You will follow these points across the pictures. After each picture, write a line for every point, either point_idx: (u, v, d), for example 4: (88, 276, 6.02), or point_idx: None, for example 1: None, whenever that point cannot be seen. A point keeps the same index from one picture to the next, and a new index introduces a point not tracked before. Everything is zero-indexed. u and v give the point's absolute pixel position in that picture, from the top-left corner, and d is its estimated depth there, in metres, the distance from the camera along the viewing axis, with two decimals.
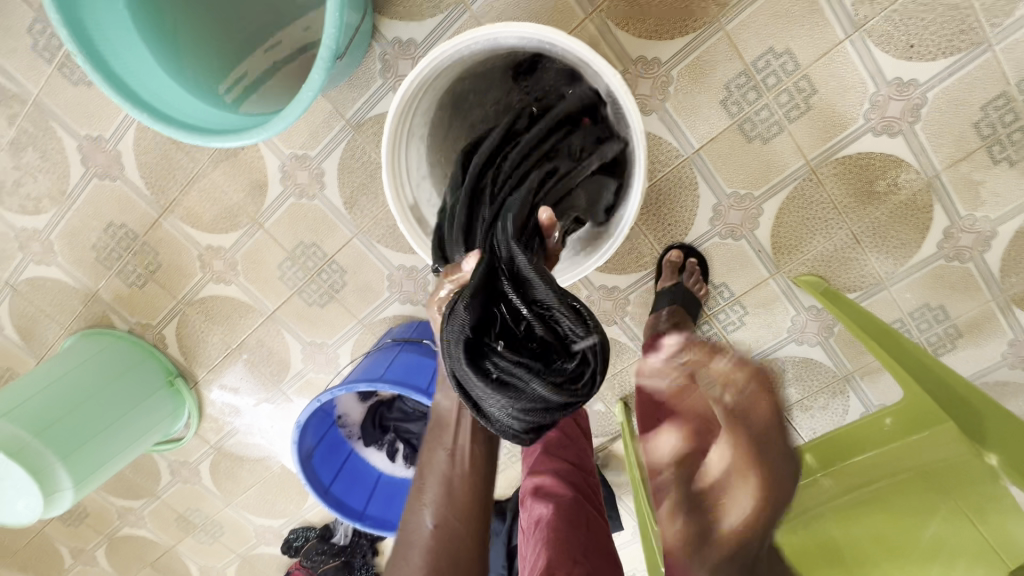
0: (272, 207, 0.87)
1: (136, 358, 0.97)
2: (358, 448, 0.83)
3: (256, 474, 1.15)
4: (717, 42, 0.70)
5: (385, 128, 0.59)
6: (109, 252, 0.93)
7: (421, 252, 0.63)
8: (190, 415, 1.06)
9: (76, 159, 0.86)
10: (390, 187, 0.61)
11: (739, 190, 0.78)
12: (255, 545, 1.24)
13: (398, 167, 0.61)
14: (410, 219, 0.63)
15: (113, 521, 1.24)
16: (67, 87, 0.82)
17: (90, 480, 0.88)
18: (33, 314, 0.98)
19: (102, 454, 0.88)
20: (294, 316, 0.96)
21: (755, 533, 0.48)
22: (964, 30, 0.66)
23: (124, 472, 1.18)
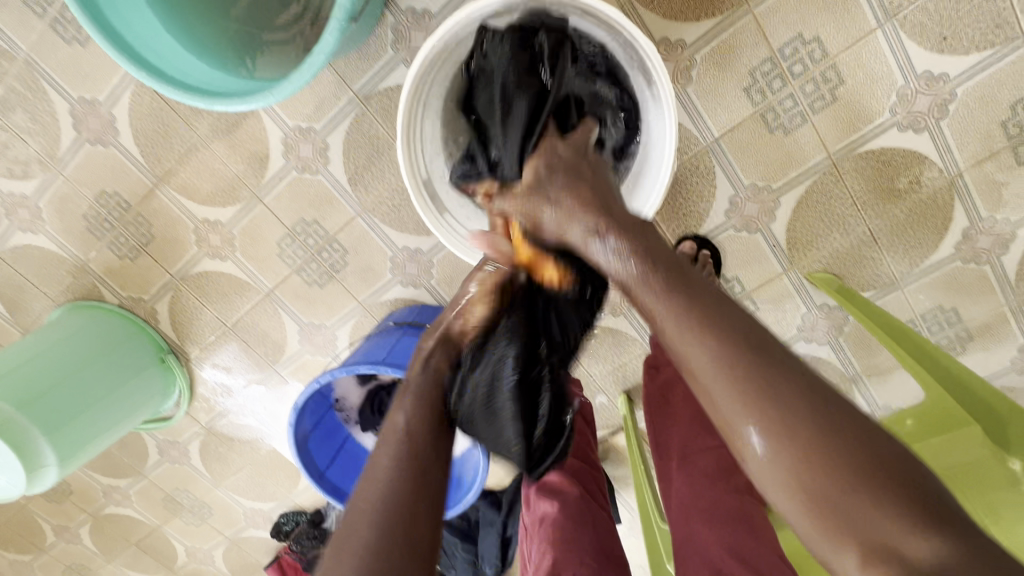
0: (273, 182, 0.84)
1: (126, 333, 0.94)
2: (355, 433, 0.81)
3: (247, 456, 1.12)
4: (745, 26, 0.68)
5: (401, 97, 0.56)
6: (100, 222, 0.90)
7: (433, 230, 0.61)
8: (181, 393, 1.03)
9: (68, 123, 0.82)
10: (404, 160, 0.58)
11: (756, 182, 0.76)
12: (244, 528, 1.22)
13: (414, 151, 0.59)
14: (424, 195, 0.61)
15: (98, 500, 1.21)
16: (61, 46, 0.78)
17: (76, 457, 0.85)
18: (18, 284, 0.94)
19: (90, 430, 0.85)
20: (292, 296, 0.93)
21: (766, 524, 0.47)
22: (999, 24, 0.64)
23: (111, 450, 1.15)
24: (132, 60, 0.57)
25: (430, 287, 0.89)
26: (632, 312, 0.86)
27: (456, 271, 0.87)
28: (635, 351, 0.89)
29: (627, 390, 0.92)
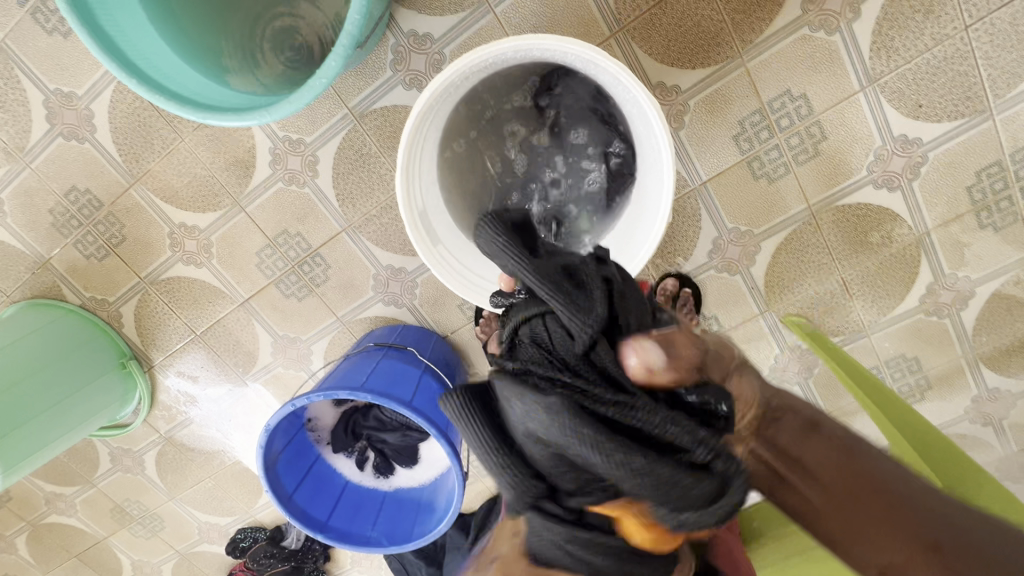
0: (257, 191, 0.82)
1: (86, 336, 0.90)
2: (325, 454, 0.79)
3: (207, 468, 1.08)
4: (737, 79, 0.70)
5: (402, 130, 0.55)
6: (68, 219, 0.85)
7: (430, 265, 0.60)
8: (140, 401, 0.98)
9: (42, 115, 0.78)
10: (402, 192, 0.57)
11: (740, 226, 0.78)
12: (196, 543, 1.17)
13: (414, 190, 0.59)
14: (420, 227, 0.60)
15: (40, 507, 1.14)
16: (42, 36, 0.75)
17: (22, 467, 0.80)
18: None
19: (39, 438, 0.81)
20: (268, 307, 0.90)
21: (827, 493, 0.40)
22: (970, 97, 0.68)
23: (57, 456, 1.08)
24: (121, 65, 0.55)
25: (413, 307, 0.88)
26: None
27: (440, 292, 0.86)
28: None
29: None
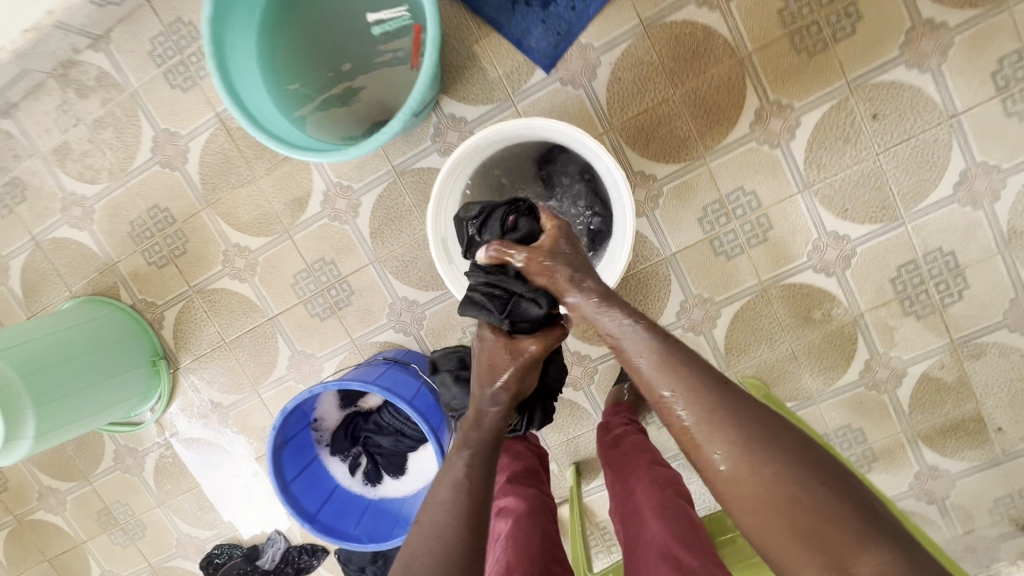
0: (305, 224, 0.98)
1: (129, 332, 1.02)
2: (323, 454, 0.87)
3: (201, 476, 1.13)
4: (701, 173, 0.89)
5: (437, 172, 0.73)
6: (143, 231, 1.02)
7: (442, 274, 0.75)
8: (159, 399, 1.07)
9: (148, 146, 0.98)
10: (430, 219, 0.74)
11: (704, 293, 0.93)
12: (171, 557, 1.18)
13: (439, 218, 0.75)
14: (441, 248, 0.75)
15: (32, 501, 1.19)
16: (164, 88, 0.96)
17: (48, 439, 0.88)
18: (50, 272, 1.05)
19: (69, 414, 0.90)
20: (293, 324, 1.03)
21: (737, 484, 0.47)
22: (886, 207, 0.86)
23: (64, 449, 1.15)
24: None
25: (419, 336, 1.00)
26: (590, 387, 0.99)
27: (445, 325, 0.99)
28: (588, 424, 1.00)
29: (577, 461, 1.02)
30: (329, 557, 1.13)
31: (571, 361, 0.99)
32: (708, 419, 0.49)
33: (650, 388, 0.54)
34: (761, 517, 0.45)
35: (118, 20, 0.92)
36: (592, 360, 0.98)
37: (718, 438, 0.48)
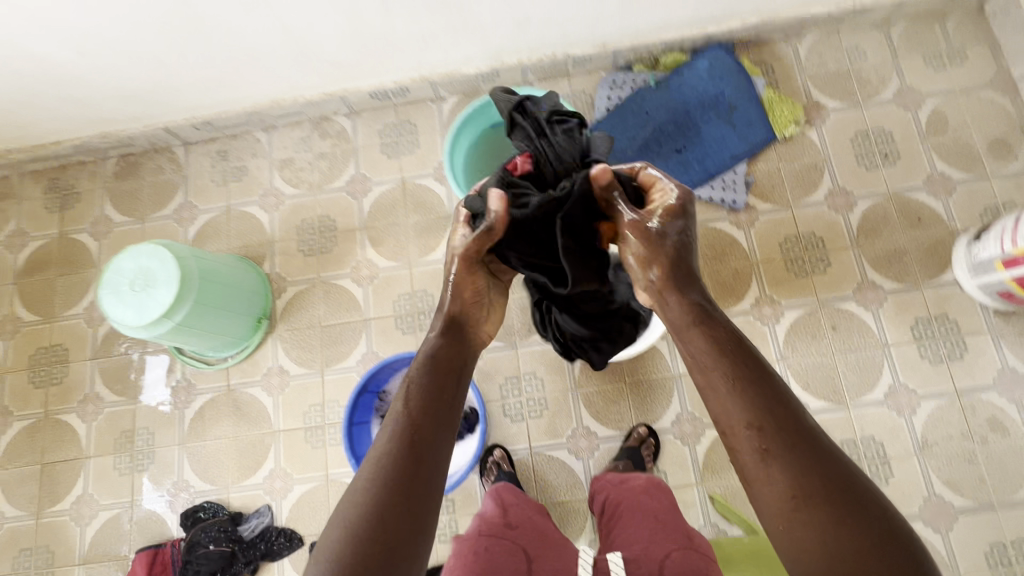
0: (425, 264, 1.33)
1: (258, 290, 1.30)
2: (375, 421, 1.07)
3: (233, 429, 1.27)
4: None
5: None
6: (308, 227, 1.38)
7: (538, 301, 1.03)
8: (243, 349, 1.30)
9: (345, 179, 1.40)
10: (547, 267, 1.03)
11: (696, 412, 1.20)
12: (156, 499, 1.24)
13: None
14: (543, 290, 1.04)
15: (73, 401, 1.31)
16: (375, 150, 1.41)
17: (177, 333, 1.11)
18: (226, 231, 1.39)
19: (201, 323, 1.14)
20: (379, 330, 1.30)
21: (779, 503, 0.53)
22: (836, 392, 1.18)
23: (134, 366, 1.32)
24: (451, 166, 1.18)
25: None
26: (589, 459, 1.19)
27: (494, 369, 1.25)
28: (578, 492, 1.18)
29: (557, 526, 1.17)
30: (301, 550, 1.19)
31: (580, 433, 1.21)
32: (781, 455, 0.54)
33: (721, 409, 0.58)
34: (802, 548, 0.52)
35: (372, 108, 1.42)
36: (598, 438, 1.20)
37: (778, 469, 0.54)
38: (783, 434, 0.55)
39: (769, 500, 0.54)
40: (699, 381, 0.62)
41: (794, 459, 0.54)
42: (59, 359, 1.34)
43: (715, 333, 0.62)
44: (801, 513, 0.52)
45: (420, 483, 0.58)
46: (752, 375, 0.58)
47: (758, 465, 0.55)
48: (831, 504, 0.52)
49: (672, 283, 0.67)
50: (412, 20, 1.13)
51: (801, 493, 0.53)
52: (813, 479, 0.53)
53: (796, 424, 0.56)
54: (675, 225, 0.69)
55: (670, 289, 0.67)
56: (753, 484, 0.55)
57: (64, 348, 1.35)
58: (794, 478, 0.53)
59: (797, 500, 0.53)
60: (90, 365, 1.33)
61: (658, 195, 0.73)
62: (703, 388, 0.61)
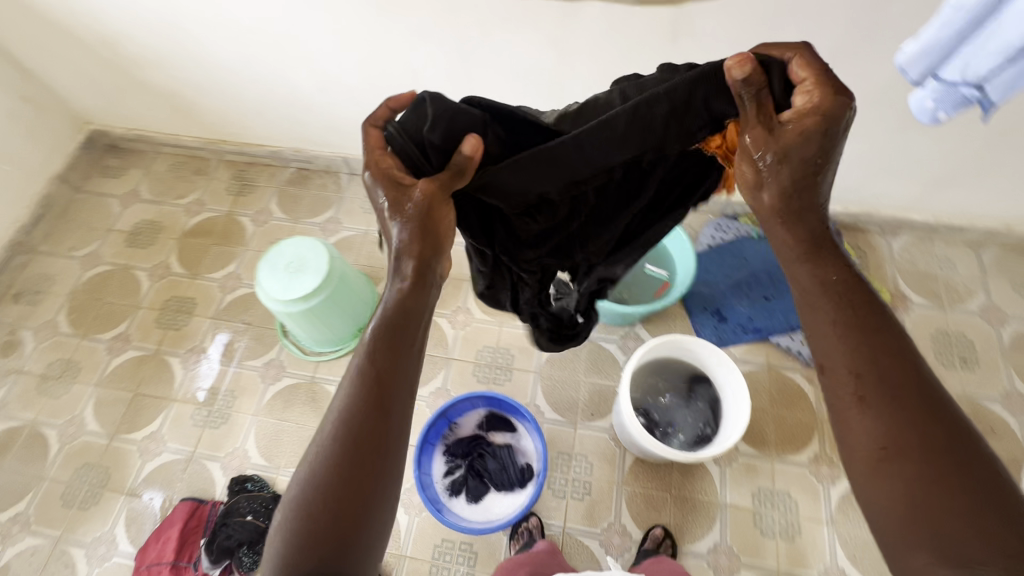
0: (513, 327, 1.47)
1: (370, 305, 1.47)
2: (439, 446, 1.17)
3: (302, 417, 1.38)
4: (767, 465, 1.27)
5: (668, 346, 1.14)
6: None
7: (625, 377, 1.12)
8: (338, 350, 1.44)
9: None
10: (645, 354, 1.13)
11: (734, 547, 1.20)
12: (214, 458, 1.34)
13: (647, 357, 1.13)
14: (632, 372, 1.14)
15: (182, 349, 1.48)
16: None
17: (303, 316, 1.28)
18: (359, 250, 1.62)
19: (323, 314, 1.31)
20: (457, 371, 1.42)
21: (865, 448, 0.51)
22: None
23: (242, 335, 1.49)
24: None
25: None
26: (618, 558, 1.19)
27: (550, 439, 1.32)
28: None
29: None
30: None
31: (615, 530, 1.23)
32: (881, 403, 0.51)
33: (822, 350, 0.54)
34: (882, 494, 0.50)
35: None
36: (631, 539, 1.21)
37: (872, 416, 0.51)
38: (886, 389, 0.51)
39: (860, 438, 0.51)
40: (801, 317, 0.56)
41: (888, 413, 0.50)
42: (186, 309, 1.54)
43: (828, 270, 0.55)
44: (890, 457, 0.50)
45: (372, 454, 0.57)
46: (863, 322, 0.53)
47: (849, 413, 0.52)
48: (930, 459, 0.48)
49: (779, 212, 0.56)
50: None
51: (897, 442, 0.49)
52: (909, 436, 0.49)
53: (906, 377, 0.51)
54: (824, 131, 0.54)
55: (772, 217, 0.57)
56: (842, 423, 0.53)
57: (194, 302, 1.55)
58: (885, 426, 0.50)
59: (891, 450, 0.49)
60: (208, 323, 1.52)
61: (802, 97, 0.54)
62: (805, 326, 0.56)
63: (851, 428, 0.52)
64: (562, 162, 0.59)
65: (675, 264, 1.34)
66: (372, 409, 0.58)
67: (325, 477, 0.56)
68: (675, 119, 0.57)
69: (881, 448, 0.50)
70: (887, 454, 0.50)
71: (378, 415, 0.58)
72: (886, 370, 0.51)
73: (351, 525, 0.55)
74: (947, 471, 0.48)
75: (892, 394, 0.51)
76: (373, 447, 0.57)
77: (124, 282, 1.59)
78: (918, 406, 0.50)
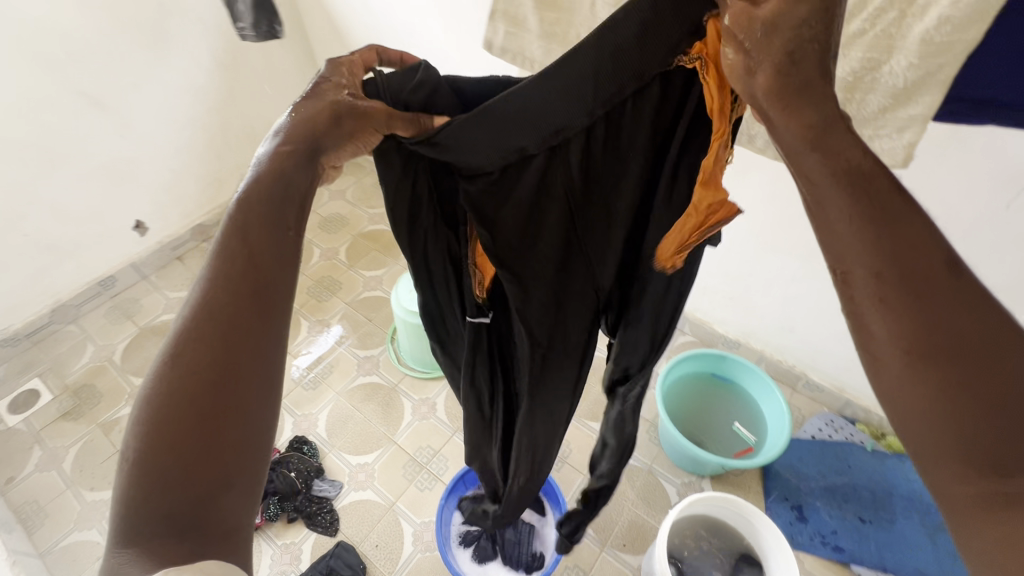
0: (583, 424, 1.49)
1: None
2: (470, 493, 1.22)
3: (371, 413, 1.51)
4: None
5: (731, 498, 1.08)
6: None
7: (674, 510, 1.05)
8: (426, 373, 1.57)
9: None
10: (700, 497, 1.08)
11: None
12: (292, 413, 1.52)
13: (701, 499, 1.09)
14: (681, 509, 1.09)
15: (314, 317, 1.75)
16: None
17: (417, 329, 1.46)
18: None
19: (431, 336, 1.47)
20: None
21: (889, 347, 0.37)
22: None
23: (361, 327, 1.72)
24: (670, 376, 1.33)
25: None
26: None
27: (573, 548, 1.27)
28: None
29: None
30: (329, 538, 1.29)
31: None
32: (896, 307, 0.36)
33: (836, 251, 0.38)
34: (912, 413, 0.37)
35: None
36: None
37: (884, 322, 0.37)
38: (911, 286, 0.36)
39: (879, 341, 0.37)
40: (805, 212, 0.40)
41: (910, 307, 0.36)
42: (332, 289, 1.84)
43: (847, 140, 0.38)
44: (910, 361, 0.36)
45: (242, 355, 0.46)
46: (874, 205, 0.37)
47: (857, 312, 0.37)
48: (971, 360, 0.36)
49: (775, 95, 0.38)
50: (708, 274, 1.46)
51: (917, 350, 0.36)
52: (935, 336, 0.36)
53: (933, 266, 0.37)
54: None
55: (769, 110, 0.39)
56: (855, 328, 0.38)
57: (340, 286, 1.84)
58: (902, 324, 0.36)
59: (915, 356, 0.36)
60: (342, 306, 1.78)
61: None
62: (811, 220, 0.40)
63: (866, 330, 0.38)
64: (523, 108, 0.50)
65: (767, 433, 1.26)
66: (251, 301, 0.47)
67: (180, 381, 0.45)
68: (641, 47, 0.47)
69: (896, 352, 0.37)
70: (926, 361, 0.36)
71: (259, 309, 0.47)
72: (904, 258, 0.36)
73: (217, 433, 0.44)
74: (969, 395, 0.35)
75: (926, 295, 0.36)
76: (247, 346, 0.46)
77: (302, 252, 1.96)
78: (947, 293, 0.36)
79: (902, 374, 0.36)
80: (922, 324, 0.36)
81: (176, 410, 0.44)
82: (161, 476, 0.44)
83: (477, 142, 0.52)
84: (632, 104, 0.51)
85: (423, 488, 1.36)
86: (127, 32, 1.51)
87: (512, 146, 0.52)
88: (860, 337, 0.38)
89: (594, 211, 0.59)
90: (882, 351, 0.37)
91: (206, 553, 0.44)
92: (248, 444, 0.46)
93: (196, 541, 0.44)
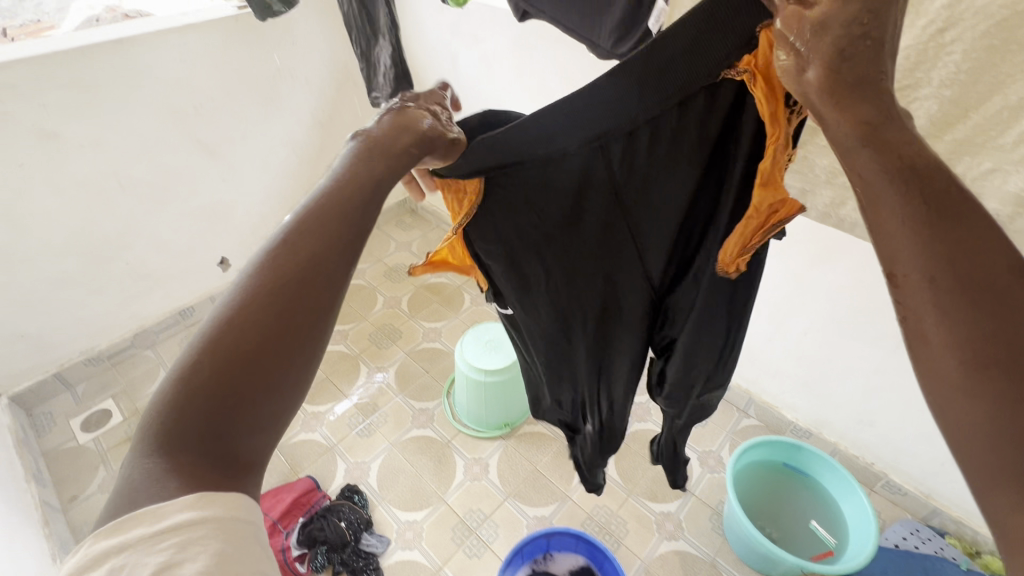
0: (640, 503, 1.42)
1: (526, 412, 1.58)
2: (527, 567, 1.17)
3: (423, 468, 1.49)
4: None
5: None
6: None
7: None
8: (480, 432, 1.55)
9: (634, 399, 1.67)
10: None
11: None
12: (345, 460, 1.52)
13: None
14: None
15: (373, 364, 1.78)
16: None
17: (479, 386, 1.45)
18: None
19: (492, 394, 1.46)
20: (568, 512, 1.40)
21: (945, 355, 0.33)
22: None
23: (418, 379, 1.73)
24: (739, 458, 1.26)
25: None
26: None
27: None
28: None
29: None
30: None
31: None
32: (952, 312, 0.33)
33: (887, 250, 0.36)
34: (965, 427, 0.32)
35: None
36: None
37: (939, 325, 0.33)
38: (972, 293, 0.33)
39: (932, 349, 0.33)
40: (856, 206, 0.38)
41: (979, 318, 0.32)
42: (392, 337, 1.87)
43: (903, 133, 0.37)
44: (968, 373, 0.32)
45: (313, 303, 0.42)
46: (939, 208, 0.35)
47: (910, 315, 0.35)
48: None
49: (829, 92, 0.38)
50: (780, 357, 1.42)
51: (982, 365, 0.31)
52: (1002, 348, 0.31)
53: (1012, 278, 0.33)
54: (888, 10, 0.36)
55: (820, 105, 0.39)
56: (913, 337, 0.35)
57: (400, 334, 1.88)
58: (964, 335, 0.32)
59: (980, 367, 0.32)
60: (401, 354, 1.81)
61: None
62: (863, 218, 0.38)
63: (921, 335, 0.34)
64: (566, 117, 0.52)
65: (849, 537, 1.16)
66: (335, 250, 0.44)
67: (244, 310, 0.40)
68: (687, 60, 0.48)
69: (949, 359, 0.33)
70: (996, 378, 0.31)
71: (348, 260, 0.45)
72: (971, 266, 0.33)
73: (267, 377, 0.40)
74: None
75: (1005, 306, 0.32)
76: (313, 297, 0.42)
77: (366, 298, 2.03)
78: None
79: (959, 385, 0.32)
80: (986, 333, 0.32)
81: (235, 348, 0.39)
82: (195, 406, 0.38)
83: (523, 137, 0.54)
84: (676, 112, 0.52)
85: (471, 555, 1.31)
86: (245, 92, 1.68)
87: (554, 142, 0.55)
88: (913, 342, 0.35)
89: (646, 214, 0.61)
90: (941, 361, 0.33)
91: (224, 490, 0.38)
92: (291, 394, 0.41)
93: (221, 478, 0.38)
